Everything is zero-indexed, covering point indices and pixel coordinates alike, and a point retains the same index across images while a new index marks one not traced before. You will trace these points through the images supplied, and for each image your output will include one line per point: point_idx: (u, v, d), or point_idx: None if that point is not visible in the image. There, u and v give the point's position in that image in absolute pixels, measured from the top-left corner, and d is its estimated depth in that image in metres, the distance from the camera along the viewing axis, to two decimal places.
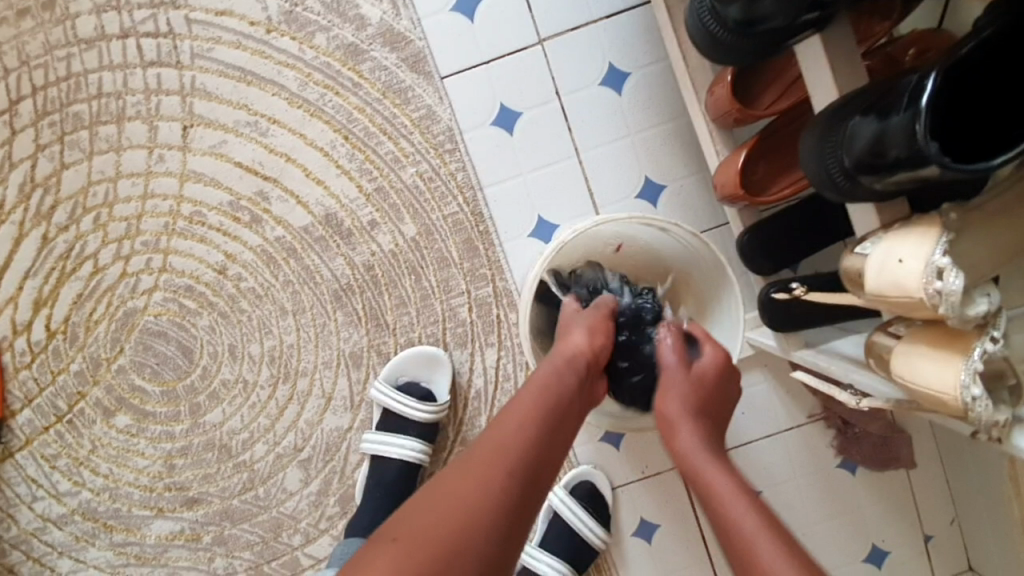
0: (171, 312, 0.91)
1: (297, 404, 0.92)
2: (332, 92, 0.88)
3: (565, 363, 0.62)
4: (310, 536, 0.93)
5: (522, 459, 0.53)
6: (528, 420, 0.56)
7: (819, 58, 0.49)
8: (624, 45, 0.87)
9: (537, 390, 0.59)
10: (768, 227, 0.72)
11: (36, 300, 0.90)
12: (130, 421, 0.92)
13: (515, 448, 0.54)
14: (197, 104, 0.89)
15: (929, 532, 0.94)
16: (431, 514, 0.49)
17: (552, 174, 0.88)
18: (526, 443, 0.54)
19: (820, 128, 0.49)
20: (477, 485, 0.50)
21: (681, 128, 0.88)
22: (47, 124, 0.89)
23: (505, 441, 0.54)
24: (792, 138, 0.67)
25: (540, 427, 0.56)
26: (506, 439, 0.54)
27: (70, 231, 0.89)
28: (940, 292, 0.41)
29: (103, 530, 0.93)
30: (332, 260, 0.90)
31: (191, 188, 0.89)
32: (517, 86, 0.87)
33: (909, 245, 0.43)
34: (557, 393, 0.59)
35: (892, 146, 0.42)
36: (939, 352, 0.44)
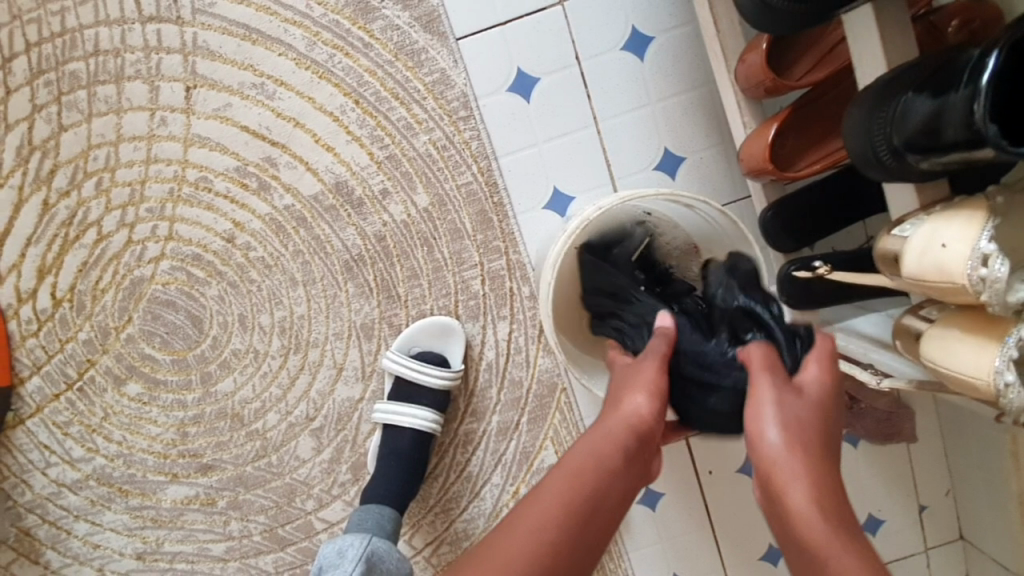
0: (180, 281, 0.89)
1: (309, 374, 0.92)
2: (342, 53, 0.84)
3: (605, 429, 0.54)
4: (323, 501, 0.95)
5: (541, 563, 0.48)
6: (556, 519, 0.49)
7: (869, 30, 0.47)
8: (649, 7, 0.83)
9: (564, 475, 0.52)
10: (793, 203, 0.70)
11: (40, 267, 0.88)
12: (141, 389, 0.92)
13: (528, 552, 0.48)
14: (199, 64, 0.85)
15: (924, 502, 0.96)
16: None
17: (569, 144, 0.86)
18: (542, 544, 0.48)
19: (868, 104, 0.47)
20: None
21: (704, 97, 0.85)
22: (44, 84, 0.85)
23: (518, 546, 0.48)
24: (825, 111, 0.65)
25: (566, 521, 0.50)
26: (526, 539, 0.49)
27: (71, 196, 0.87)
28: (985, 279, 0.40)
29: (119, 494, 0.95)
30: (343, 230, 0.88)
31: (196, 153, 0.86)
32: (536, 49, 0.84)
33: (954, 230, 0.42)
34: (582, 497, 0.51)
35: (949, 126, 0.40)
36: (973, 337, 0.44)
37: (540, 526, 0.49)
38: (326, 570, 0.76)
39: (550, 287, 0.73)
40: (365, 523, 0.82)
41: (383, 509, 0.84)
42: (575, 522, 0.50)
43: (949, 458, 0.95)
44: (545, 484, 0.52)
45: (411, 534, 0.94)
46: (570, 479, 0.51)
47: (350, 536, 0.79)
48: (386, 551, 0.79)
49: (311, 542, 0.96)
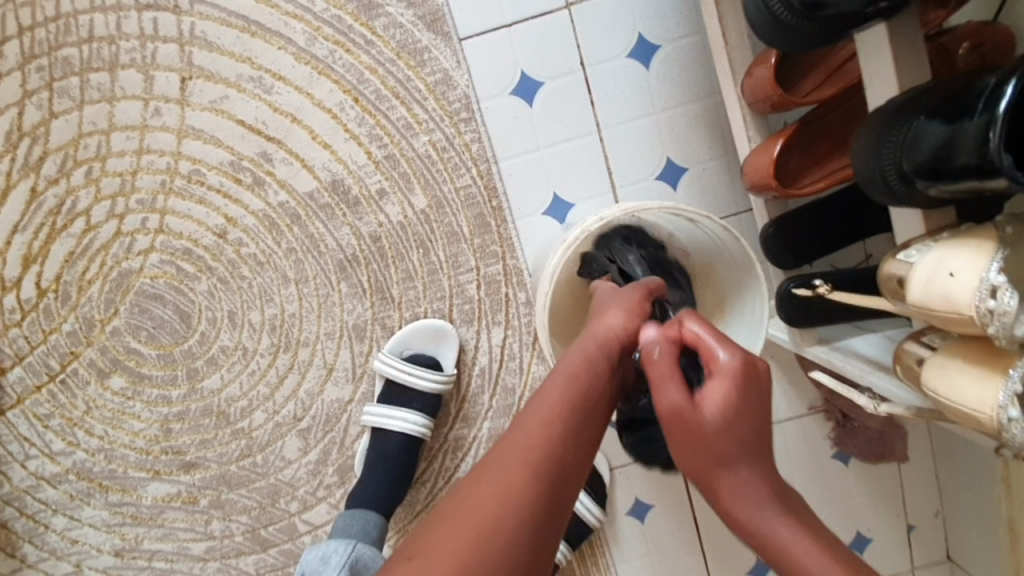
0: (169, 275, 0.87)
1: (298, 374, 0.90)
2: (342, 49, 0.83)
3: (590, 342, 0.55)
4: (307, 503, 0.93)
5: (546, 461, 0.47)
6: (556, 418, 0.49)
7: (882, 51, 0.47)
8: (656, 15, 0.82)
9: (557, 383, 0.52)
10: (794, 221, 0.70)
11: (25, 256, 0.86)
12: (126, 383, 0.90)
13: (538, 448, 0.47)
14: (196, 54, 0.83)
15: (913, 523, 0.96)
16: (448, 528, 0.44)
17: (571, 150, 0.85)
18: (547, 446, 0.48)
19: (878, 127, 0.46)
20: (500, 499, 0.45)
21: (709, 108, 0.84)
22: (36, 68, 0.83)
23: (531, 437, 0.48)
24: (830, 129, 0.65)
25: (567, 424, 0.49)
26: (531, 442, 0.48)
27: (60, 184, 0.85)
28: (993, 311, 0.39)
29: (99, 489, 0.93)
30: (338, 229, 0.86)
31: (189, 145, 0.84)
32: (541, 53, 0.82)
33: (963, 258, 0.41)
34: (577, 394, 0.51)
35: (961, 154, 0.39)
36: (978, 368, 0.43)
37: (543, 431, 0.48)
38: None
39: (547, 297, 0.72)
40: (350, 529, 0.80)
41: (369, 514, 0.82)
42: (576, 417, 0.50)
43: (938, 479, 0.95)
44: (541, 392, 0.52)
45: (397, 539, 0.93)
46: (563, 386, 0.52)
47: (334, 541, 0.78)
48: (371, 557, 0.77)
49: (295, 544, 0.94)
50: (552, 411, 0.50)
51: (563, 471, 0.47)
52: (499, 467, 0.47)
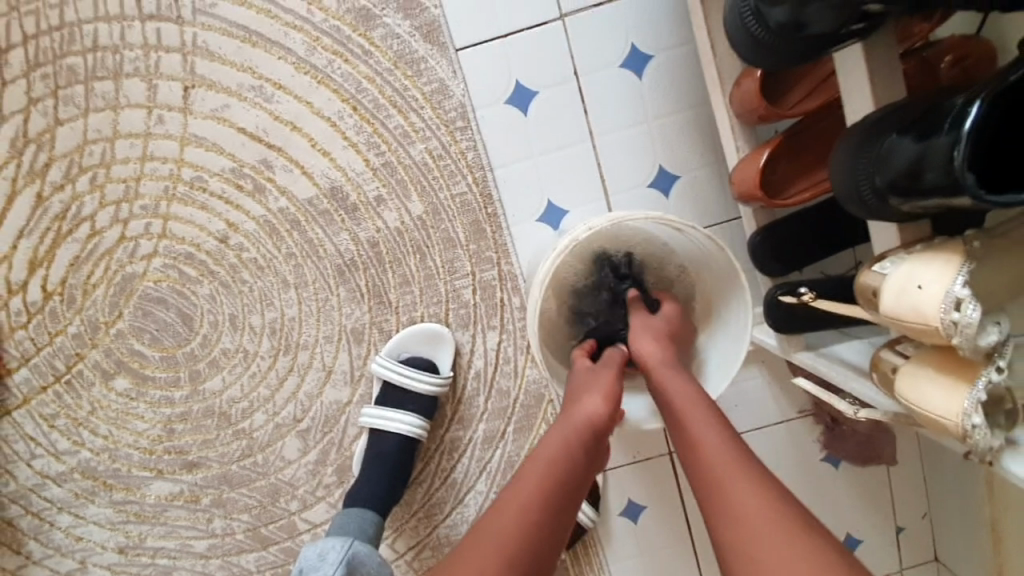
0: (171, 279, 0.90)
1: (298, 376, 0.92)
2: (341, 59, 0.84)
3: (568, 427, 0.61)
4: (307, 502, 0.95)
5: (522, 545, 0.53)
6: (531, 503, 0.55)
7: (859, 69, 0.48)
8: (648, 26, 0.83)
9: (539, 466, 0.57)
10: (781, 229, 0.71)
11: (31, 260, 0.88)
12: (129, 384, 0.92)
13: (514, 530, 0.53)
14: (199, 64, 0.85)
15: (902, 524, 0.98)
16: None
17: (565, 158, 0.86)
18: (522, 532, 0.53)
19: (855, 142, 0.48)
20: (480, 573, 0.51)
21: (700, 117, 0.85)
22: (41, 77, 0.85)
23: (508, 520, 0.54)
24: (816, 140, 0.66)
25: (546, 503, 0.55)
26: (510, 520, 0.54)
27: (66, 190, 0.87)
28: (956, 323, 0.41)
29: (103, 488, 0.95)
30: (336, 234, 0.88)
31: (192, 152, 0.86)
32: (535, 63, 0.84)
33: (931, 271, 0.43)
34: (551, 483, 0.57)
35: (929, 170, 0.41)
36: (946, 376, 0.45)
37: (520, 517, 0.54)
38: (306, 572, 0.76)
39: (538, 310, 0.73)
40: (347, 526, 0.82)
41: (366, 512, 0.85)
42: (551, 505, 0.55)
43: (927, 482, 0.96)
44: (521, 475, 0.58)
45: (394, 537, 0.95)
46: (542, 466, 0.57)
47: (331, 539, 0.80)
48: (366, 555, 0.79)
49: (294, 542, 0.96)
50: (526, 502, 0.55)
51: (535, 557, 0.53)
52: (476, 542, 0.53)
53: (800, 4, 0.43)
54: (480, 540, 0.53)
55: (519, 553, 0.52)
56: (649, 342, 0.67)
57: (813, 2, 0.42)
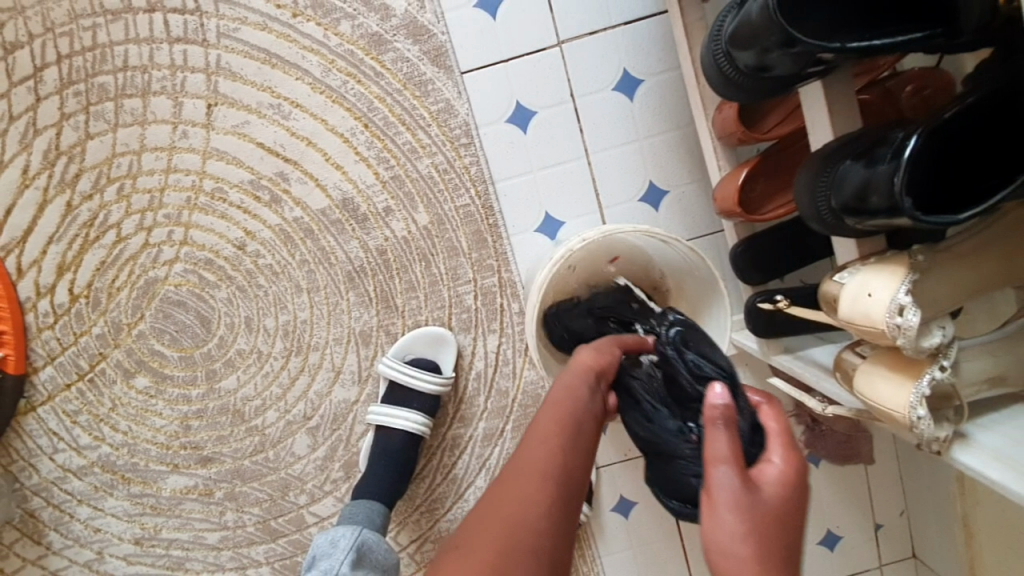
0: (191, 284, 0.95)
1: (309, 376, 0.98)
2: (354, 80, 0.91)
3: (569, 375, 0.65)
4: (315, 496, 1.00)
5: (547, 479, 0.53)
6: (551, 435, 0.57)
7: (819, 103, 0.54)
8: (639, 52, 0.90)
9: (549, 407, 0.61)
10: (760, 241, 0.77)
11: (59, 264, 0.94)
12: (149, 382, 0.98)
13: (541, 460, 0.55)
14: (222, 83, 0.91)
15: (880, 522, 1.03)
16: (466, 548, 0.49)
17: (562, 173, 0.93)
18: (548, 465, 0.54)
19: (816, 167, 0.54)
20: (522, 504, 0.51)
21: (687, 136, 0.92)
22: (73, 94, 0.91)
23: (533, 457, 0.55)
24: (790, 160, 0.73)
25: (565, 439, 0.57)
26: (539, 455, 0.55)
27: (94, 199, 0.93)
28: (900, 326, 0.47)
29: (122, 481, 1.00)
30: (347, 243, 0.94)
31: (213, 165, 0.92)
32: (534, 85, 0.91)
33: (880, 281, 0.49)
34: (566, 422, 0.59)
35: (875, 195, 0.47)
36: (897, 374, 0.51)
37: (545, 444, 0.56)
38: (319, 559, 0.82)
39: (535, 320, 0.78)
40: (356, 517, 0.88)
41: (373, 504, 0.90)
42: (566, 435, 0.58)
43: (903, 481, 1.02)
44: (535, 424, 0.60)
45: (398, 530, 1.01)
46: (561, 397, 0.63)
47: (340, 528, 0.85)
48: (375, 542, 0.85)
49: (302, 534, 1.01)
50: (547, 438, 0.57)
51: (565, 486, 0.54)
52: (511, 480, 0.54)
53: (762, 51, 0.49)
54: (512, 479, 0.54)
55: (550, 484, 0.53)
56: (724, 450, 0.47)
57: (772, 51, 0.48)
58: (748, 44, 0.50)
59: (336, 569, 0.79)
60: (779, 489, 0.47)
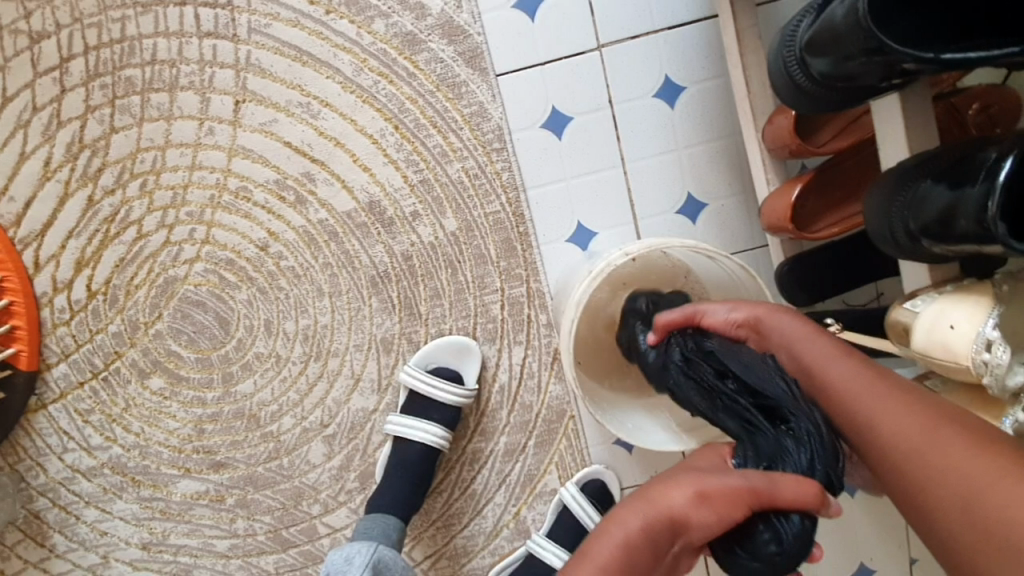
0: (211, 284, 0.93)
1: (327, 382, 0.95)
2: (386, 80, 0.88)
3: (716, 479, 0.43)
4: (329, 506, 0.97)
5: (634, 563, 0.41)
6: (648, 529, 0.42)
7: (895, 116, 0.52)
8: (682, 59, 0.87)
9: (658, 493, 0.43)
10: (807, 261, 0.74)
11: (78, 260, 0.92)
12: (164, 383, 0.95)
13: (633, 548, 0.41)
14: (250, 80, 0.89)
15: (917, 557, 0.96)
16: None
17: (596, 182, 0.89)
18: (637, 552, 0.41)
19: (889, 186, 0.51)
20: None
21: (728, 147, 0.88)
22: (99, 86, 0.89)
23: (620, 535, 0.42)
24: (846, 176, 0.69)
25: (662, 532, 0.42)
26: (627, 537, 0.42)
27: (116, 194, 0.91)
28: (988, 363, 0.44)
29: (132, 484, 0.97)
30: (372, 247, 0.91)
31: (239, 163, 0.90)
32: (572, 90, 0.88)
33: (962, 312, 0.46)
34: (669, 521, 0.42)
35: (963, 218, 0.43)
36: (973, 414, 0.48)
37: (633, 520, 0.42)
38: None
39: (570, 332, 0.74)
40: (371, 531, 0.85)
41: (390, 519, 0.87)
42: (665, 531, 0.42)
43: None
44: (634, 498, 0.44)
45: (412, 545, 0.97)
46: (638, 511, 0.43)
47: (355, 543, 0.83)
48: (391, 559, 0.82)
49: (314, 545, 0.98)
50: (646, 525, 0.42)
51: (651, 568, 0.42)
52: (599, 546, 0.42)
53: (841, 58, 0.46)
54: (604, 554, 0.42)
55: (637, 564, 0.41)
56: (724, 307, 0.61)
57: (855, 58, 0.45)
58: (826, 51, 0.48)
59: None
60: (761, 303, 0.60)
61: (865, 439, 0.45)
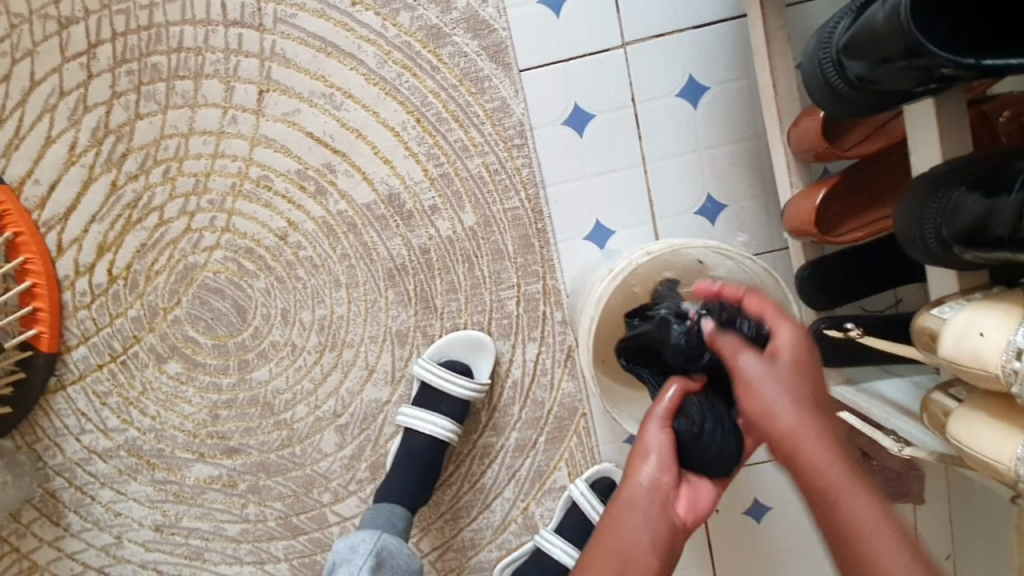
0: (230, 271, 0.94)
1: (341, 373, 0.95)
2: (410, 73, 0.88)
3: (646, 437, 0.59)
4: (339, 495, 0.98)
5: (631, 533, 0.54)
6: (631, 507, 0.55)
7: (929, 122, 0.52)
8: (707, 58, 0.86)
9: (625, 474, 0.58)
10: (829, 265, 0.73)
11: (100, 244, 0.93)
12: (181, 368, 0.96)
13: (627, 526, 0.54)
14: (275, 69, 0.89)
15: None
16: None
17: (616, 180, 0.89)
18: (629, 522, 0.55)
19: (920, 193, 0.50)
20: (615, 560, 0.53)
21: (750, 149, 0.88)
22: (125, 72, 0.90)
23: (619, 525, 0.55)
24: (871, 181, 0.69)
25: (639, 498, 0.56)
26: (623, 524, 0.55)
27: (139, 180, 0.91)
28: (1017, 371, 0.43)
29: (146, 466, 0.98)
30: (390, 239, 0.92)
31: (261, 152, 0.91)
32: (595, 87, 0.87)
33: (993, 320, 0.45)
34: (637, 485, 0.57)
35: (998, 226, 0.44)
36: (1002, 422, 0.47)
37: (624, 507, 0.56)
38: (339, 565, 0.81)
39: (591, 332, 0.74)
40: (377, 520, 0.85)
41: (395, 508, 0.87)
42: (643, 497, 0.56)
43: (953, 523, 0.93)
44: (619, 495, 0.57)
45: (420, 537, 0.98)
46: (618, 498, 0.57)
47: (361, 533, 0.84)
48: (396, 547, 0.83)
49: (323, 533, 0.99)
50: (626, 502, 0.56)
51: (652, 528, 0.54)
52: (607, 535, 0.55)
53: (880, 61, 0.46)
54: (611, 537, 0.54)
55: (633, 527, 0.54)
56: (743, 351, 0.53)
57: (895, 61, 0.45)
58: (864, 54, 0.47)
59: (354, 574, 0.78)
60: (792, 351, 0.52)
61: (827, 525, 0.46)
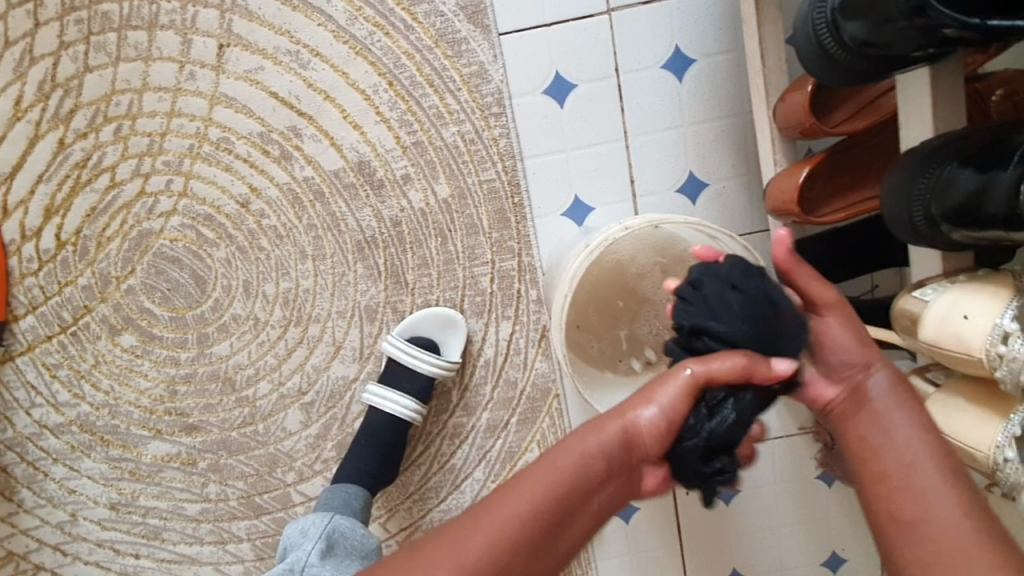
0: (188, 240, 0.88)
1: (306, 349, 0.91)
2: (381, 32, 0.83)
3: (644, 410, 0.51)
4: (303, 475, 0.95)
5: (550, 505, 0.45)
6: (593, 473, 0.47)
7: (922, 90, 0.50)
8: (695, 29, 0.83)
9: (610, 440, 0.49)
10: (809, 246, 0.71)
11: (48, 207, 0.87)
12: (135, 341, 0.91)
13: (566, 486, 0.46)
14: (236, 22, 0.83)
15: None
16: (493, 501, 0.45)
17: (598, 155, 0.86)
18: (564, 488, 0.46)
19: (911, 165, 0.48)
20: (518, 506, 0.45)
21: (736, 126, 0.85)
22: (74, 21, 0.83)
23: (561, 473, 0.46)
24: (857, 161, 0.66)
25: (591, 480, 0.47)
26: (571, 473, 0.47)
27: (88, 139, 0.85)
28: (1002, 356, 0.42)
29: (100, 443, 0.94)
30: (360, 210, 0.87)
31: (220, 112, 0.85)
32: (578, 55, 0.83)
33: (978, 303, 0.44)
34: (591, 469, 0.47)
35: (990, 203, 0.42)
36: (980, 410, 0.48)
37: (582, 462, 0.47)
38: (289, 550, 0.77)
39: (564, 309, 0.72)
40: (332, 502, 0.82)
41: (351, 487, 0.84)
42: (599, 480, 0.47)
43: None
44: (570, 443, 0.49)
45: (386, 517, 0.95)
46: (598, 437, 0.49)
47: (311, 516, 0.80)
48: (348, 529, 0.79)
49: (286, 513, 0.96)
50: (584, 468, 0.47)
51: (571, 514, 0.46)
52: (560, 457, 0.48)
53: (879, 21, 0.44)
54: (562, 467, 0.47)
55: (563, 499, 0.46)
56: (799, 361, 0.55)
57: (897, 22, 0.43)
58: (863, 12, 0.45)
59: (303, 559, 0.73)
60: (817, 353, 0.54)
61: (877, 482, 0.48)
